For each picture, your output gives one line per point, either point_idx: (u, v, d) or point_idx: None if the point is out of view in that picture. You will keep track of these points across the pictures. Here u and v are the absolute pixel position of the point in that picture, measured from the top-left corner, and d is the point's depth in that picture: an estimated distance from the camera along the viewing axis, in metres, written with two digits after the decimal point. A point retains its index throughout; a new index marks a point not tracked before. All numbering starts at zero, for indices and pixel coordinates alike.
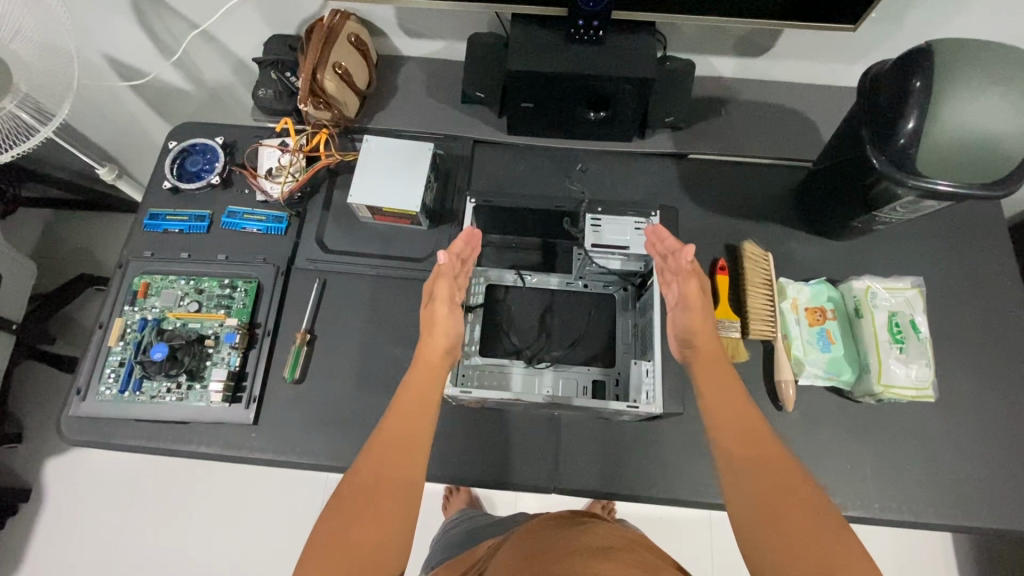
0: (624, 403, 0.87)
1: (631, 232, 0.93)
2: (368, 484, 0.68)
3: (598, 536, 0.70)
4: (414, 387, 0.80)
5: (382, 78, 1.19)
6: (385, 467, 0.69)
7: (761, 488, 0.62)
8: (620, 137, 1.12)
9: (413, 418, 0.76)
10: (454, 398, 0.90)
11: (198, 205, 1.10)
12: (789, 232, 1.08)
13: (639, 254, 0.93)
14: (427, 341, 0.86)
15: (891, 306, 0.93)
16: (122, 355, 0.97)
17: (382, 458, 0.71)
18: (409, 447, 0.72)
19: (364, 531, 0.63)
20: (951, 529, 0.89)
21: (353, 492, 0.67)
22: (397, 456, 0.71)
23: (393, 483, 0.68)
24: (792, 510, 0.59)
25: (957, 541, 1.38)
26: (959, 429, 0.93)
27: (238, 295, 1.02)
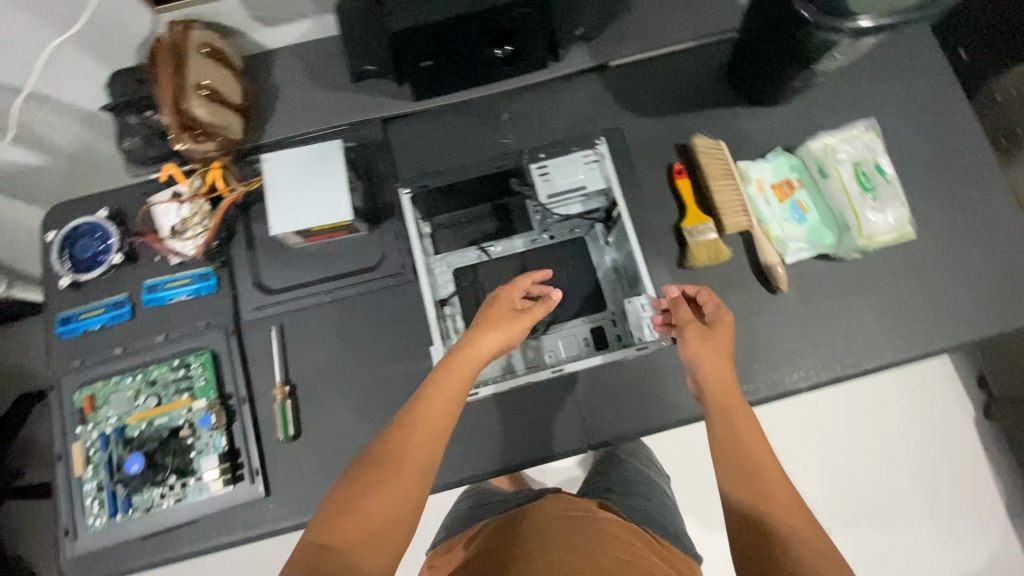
0: (634, 347, 0.87)
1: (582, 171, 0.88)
2: (384, 456, 0.65)
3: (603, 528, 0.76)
4: (450, 376, 0.72)
5: (255, 82, 1.04)
6: (409, 451, 0.65)
7: (765, 477, 0.63)
8: (535, 66, 1.02)
9: (446, 400, 0.70)
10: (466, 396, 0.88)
11: (109, 291, 0.97)
12: (734, 112, 1.02)
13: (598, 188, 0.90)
14: (482, 338, 0.75)
15: (854, 157, 0.91)
16: (97, 480, 0.88)
17: (403, 440, 0.66)
18: (434, 433, 0.67)
19: (371, 515, 0.61)
20: (958, 348, 0.93)
21: (373, 466, 0.64)
22: (423, 437, 0.67)
23: (411, 466, 0.64)
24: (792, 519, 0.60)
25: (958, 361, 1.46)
26: (943, 253, 0.94)
27: (195, 372, 0.92)
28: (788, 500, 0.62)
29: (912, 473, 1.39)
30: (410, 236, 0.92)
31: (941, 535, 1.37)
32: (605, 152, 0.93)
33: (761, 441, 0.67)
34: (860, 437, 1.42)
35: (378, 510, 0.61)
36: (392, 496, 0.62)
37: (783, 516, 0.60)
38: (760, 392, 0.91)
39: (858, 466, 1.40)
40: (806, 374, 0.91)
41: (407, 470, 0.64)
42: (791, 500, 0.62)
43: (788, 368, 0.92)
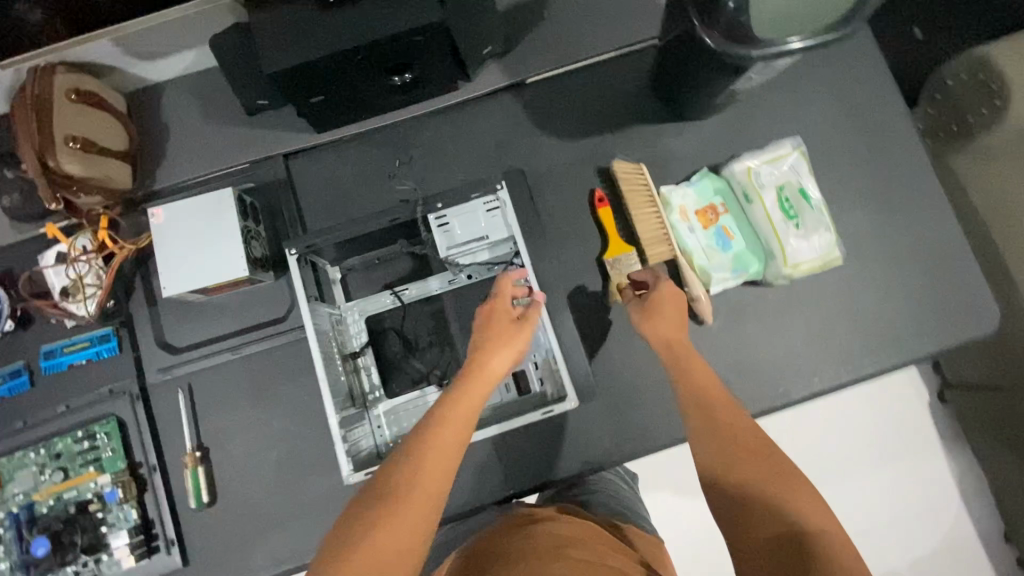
0: (539, 409, 0.81)
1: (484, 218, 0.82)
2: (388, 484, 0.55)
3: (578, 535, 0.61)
4: (473, 391, 0.64)
5: (144, 123, 0.96)
6: (422, 470, 0.55)
7: (746, 444, 0.58)
8: (443, 88, 0.95)
9: (457, 424, 0.60)
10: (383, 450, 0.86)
11: (6, 359, 0.92)
12: (658, 129, 0.96)
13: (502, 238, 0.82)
14: (493, 351, 0.68)
15: (777, 181, 0.86)
16: (6, 561, 0.84)
17: (417, 463, 0.56)
18: (449, 451, 0.58)
19: (393, 547, 0.50)
20: (889, 370, 0.91)
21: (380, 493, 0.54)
22: (437, 468, 0.55)
23: (424, 491, 0.54)
24: (777, 481, 0.54)
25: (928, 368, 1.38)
26: (872, 272, 0.91)
27: (101, 441, 0.87)
28: (761, 456, 0.57)
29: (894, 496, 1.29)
30: (298, 297, 0.82)
31: (918, 552, 1.28)
32: (507, 198, 0.82)
33: (737, 414, 0.63)
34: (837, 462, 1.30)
35: (394, 541, 0.50)
36: (406, 527, 0.51)
37: (749, 495, 0.54)
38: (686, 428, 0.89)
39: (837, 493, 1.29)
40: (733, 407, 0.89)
41: (418, 494, 0.54)
42: (767, 459, 0.56)
43: None
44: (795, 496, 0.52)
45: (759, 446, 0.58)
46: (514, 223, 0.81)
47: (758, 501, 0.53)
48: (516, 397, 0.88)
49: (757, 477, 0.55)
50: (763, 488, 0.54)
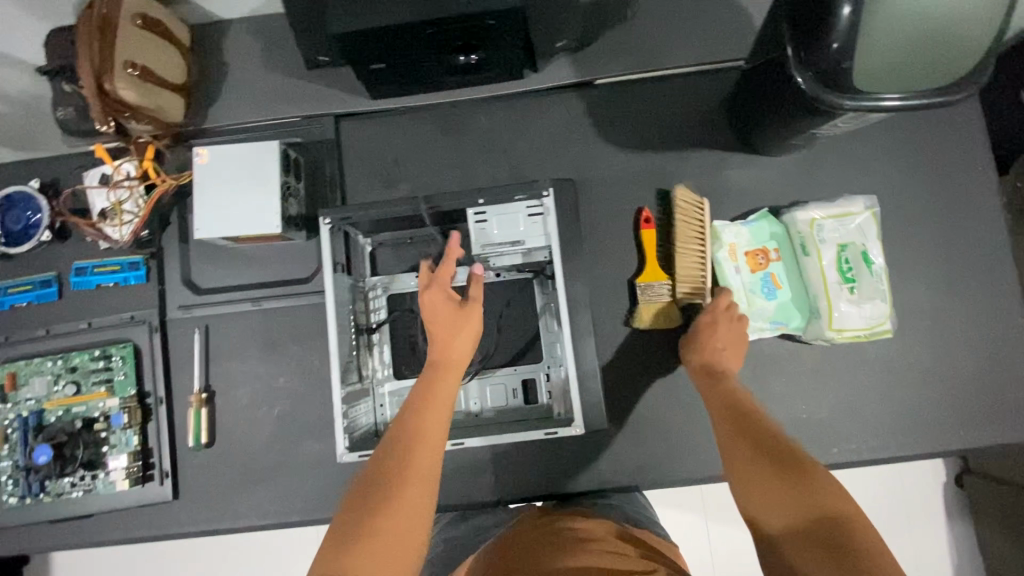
0: (542, 430, 0.76)
1: (524, 222, 0.79)
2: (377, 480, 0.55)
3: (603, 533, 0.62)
4: (440, 384, 0.66)
5: (205, 57, 0.95)
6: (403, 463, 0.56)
7: (761, 446, 0.54)
8: (508, 76, 0.91)
9: (438, 405, 0.63)
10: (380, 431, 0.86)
11: (39, 267, 0.94)
12: (723, 157, 0.91)
13: (539, 246, 0.79)
14: (449, 342, 0.70)
15: (841, 238, 0.81)
16: (11, 460, 0.88)
17: (404, 455, 0.57)
18: (432, 441, 0.59)
19: (397, 539, 0.51)
20: (915, 455, 0.85)
21: (368, 500, 0.53)
22: (426, 449, 0.58)
23: (419, 468, 0.56)
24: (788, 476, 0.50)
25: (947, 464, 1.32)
26: (918, 350, 0.86)
27: (116, 364, 0.90)
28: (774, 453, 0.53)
29: None
30: (323, 266, 0.82)
31: None
32: (551, 205, 0.77)
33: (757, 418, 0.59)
34: None
35: (397, 531, 0.51)
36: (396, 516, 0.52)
37: (760, 501, 0.49)
38: (687, 471, 0.86)
39: None
40: None
41: (406, 486, 0.54)
42: (783, 454, 0.52)
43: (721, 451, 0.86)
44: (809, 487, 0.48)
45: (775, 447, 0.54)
46: (553, 233, 0.77)
47: (781, 500, 0.48)
48: (521, 405, 0.86)
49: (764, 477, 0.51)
50: (778, 488, 0.49)
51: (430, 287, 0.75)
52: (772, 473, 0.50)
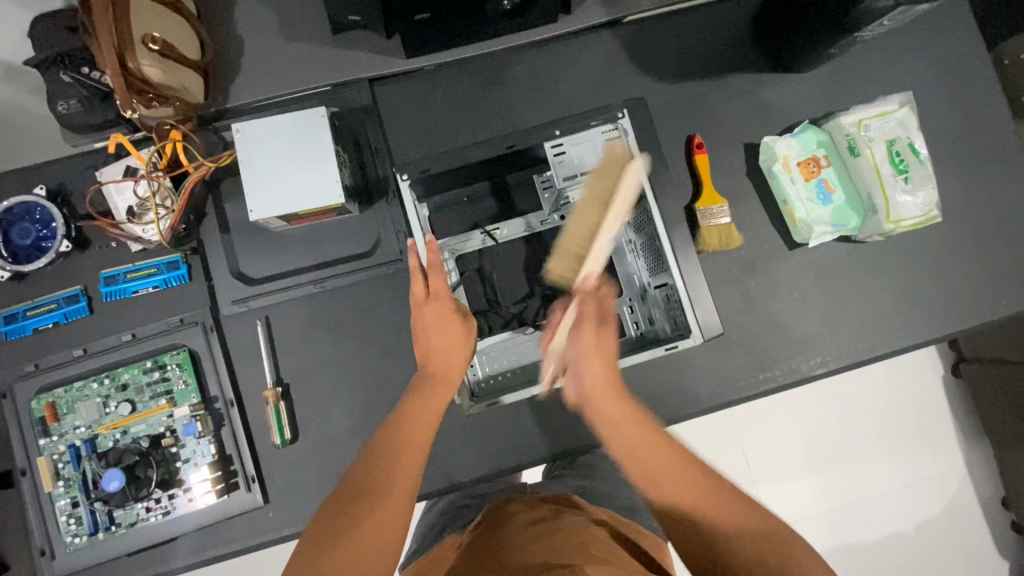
0: (662, 346, 0.82)
1: (604, 148, 0.85)
2: (360, 490, 0.57)
3: (556, 522, 0.62)
4: (434, 396, 0.69)
5: (214, 33, 0.88)
6: (396, 474, 0.59)
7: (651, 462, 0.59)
8: (543, 20, 0.90)
9: (420, 426, 0.64)
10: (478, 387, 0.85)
11: (60, 283, 0.85)
12: (758, 78, 0.94)
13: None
14: (448, 350, 0.73)
15: (887, 135, 0.87)
16: (71, 495, 0.80)
17: (389, 463, 0.59)
18: (414, 454, 0.61)
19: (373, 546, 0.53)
20: (973, 330, 0.91)
21: (349, 497, 0.56)
22: (407, 463, 0.60)
23: (399, 486, 0.58)
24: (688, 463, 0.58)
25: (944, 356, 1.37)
26: (963, 232, 0.91)
27: (172, 373, 0.82)
28: (648, 436, 0.61)
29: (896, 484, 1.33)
30: (416, 232, 0.83)
31: (923, 531, 1.33)
32: (627, 126, 0.85)
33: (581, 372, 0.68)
34: (848, 447, 1.34)
35: (372, 540, 0.53)
36: (376, 529, 0.54)
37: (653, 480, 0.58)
38: (777, 380, 0.88)
39: (852, 480, 1.33)
40: (823, 360, 0.89)
41: (392, 494, 0.57)
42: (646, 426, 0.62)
43: (806, 355, 0.89)
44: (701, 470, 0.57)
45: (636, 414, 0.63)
46: (634, 152, 0.83)
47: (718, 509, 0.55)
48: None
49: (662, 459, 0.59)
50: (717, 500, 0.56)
51: (431, 301, 0.75)
52: (663, 459, 0.58)
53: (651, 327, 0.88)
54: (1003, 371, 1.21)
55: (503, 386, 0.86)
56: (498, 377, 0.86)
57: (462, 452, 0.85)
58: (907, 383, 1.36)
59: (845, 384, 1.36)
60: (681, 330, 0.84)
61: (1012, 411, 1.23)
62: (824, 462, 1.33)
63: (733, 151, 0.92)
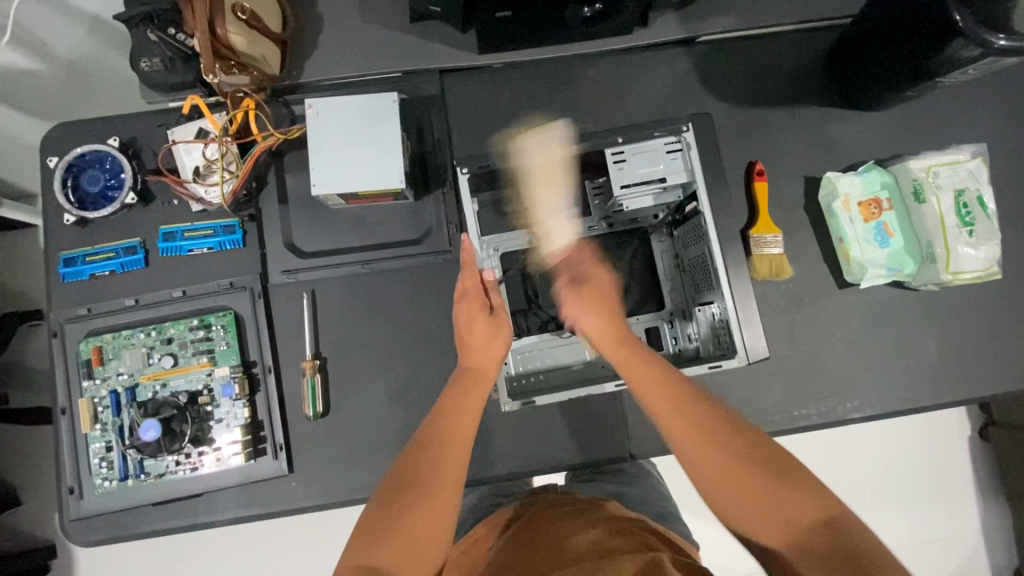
0: (706, 364, 0.81)
1: (664, 160, 0.83)
2: (406, 480, 0.60)
3: (592, 513, 0.65)
4: (473, 391, 0.70)
5: (295, 8, 0.90)
6: (439, 468, 0.61)
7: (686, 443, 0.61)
8: (617, 31, 0.91)
9: (463, 415, 0.66)
10: (513, 386, 0.85)
11: (120, 233, 0.88)
12: (826, 113, 0.93)
13: (678, 183, 0.83)
14: (484, 348, 0.73)
15: (955, 185, 0.85)
16: (105, 440, 0.82)
17: (435, 455, 0.62)
18: (459, 445, 0.64)
19: (423, 534, 0.57)
20: (1018, 393, 0.89)
21: (399, 488, 0.60)
22: (452, 454, 0.63)
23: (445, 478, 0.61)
24: (728, 440, 0.60)
25: (975, 418, 1.33)
26: (1020, 292, 0.89)
27: (216, 334, 0.84)
28: (690, 420, 0.62)
29: (911, 539, 1.30)
30: (471, 231, 0.83)
31: None
32: (691, 141, 0.83)
33: (625, 357, 0.70)
34: (866, 496, 1.31)
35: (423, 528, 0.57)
36: (432, 515, 0.58)
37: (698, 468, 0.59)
38: (813, 418, 0.87)
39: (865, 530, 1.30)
40: (861, 404, 0.87)
41: (438, 486, 0.60)
42: (686, 405, 0.63)
43: (844, 397, 0.87)
44: (739, 443, 0.59)
45: (671, 394, 0.65)
46: (696, 167, 0.82)
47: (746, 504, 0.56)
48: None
49: (707, 442, 0.60)
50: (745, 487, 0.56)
51: (461, 301, 0.76)
52: (709, 448, 0.59)
53: (688, 343, 0.88)
54: None
55: (534, 388, 0.85)
56: (532, 377, 0.86)
57: (487, 448, 0.85)
58: (934, 439, 1.32)
59: (870, 432, 1.33)
60: (725, 349, 0.83)
61: None
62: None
63: (794, 183, 0.91)
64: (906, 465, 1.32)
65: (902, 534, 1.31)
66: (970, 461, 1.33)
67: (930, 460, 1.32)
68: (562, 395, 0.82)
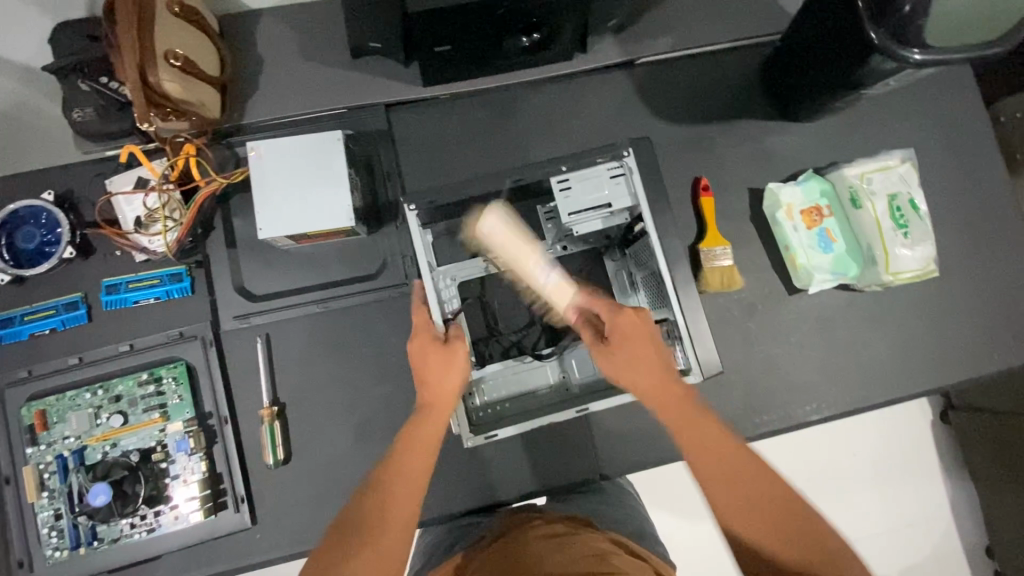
0: None
1: (607, 185, 0.82)
2: (360, 519, 0.58)
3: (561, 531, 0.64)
4: (427, 427, 0.67)
5: (234, 50, 0.89)
6: (390, 504, 0.60)
7: (727, 478, 0.56)
8: (559, 57, 0.92)
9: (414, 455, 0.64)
10: (479, 419, 0.83)
11: (60, 290, 0.84)
12: (765, 125, 0.96)
13: (624, 207, 0.83)
14: (438, 380, 0.70)
15: (889, 189, 0.89)
16: (54, 507, 0.79)
17: (386, 493, 0.61)
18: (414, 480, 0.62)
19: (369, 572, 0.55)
20: (962, 384, 0.93)
21: (355, 525, 0.58)
22: (404, 493, 0.61)
23: (396, 516, 0.59)
24: (758, 492, 0.55)
25: (934, 405, 1.38)
26: (957, 286, 0.93)
27: (167, 387, 0.81)
28: (734, 479, 0.56)
29: (885, 528, 1.34)
30: (422, 269, 0.79)
31: None
32: (633, 164, 0.82)
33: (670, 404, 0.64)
34: (838, 489, 1.34)
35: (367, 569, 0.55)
36: (381, 562, 0.56)
37: (740, 534, 0.54)
38: (775, 423, 0.89)
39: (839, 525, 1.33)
40: (819, 406, 0.90)
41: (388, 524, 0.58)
42: (728, 457, 0.58)
43: (803, 400, 0.90)
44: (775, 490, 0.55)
45: (718, 449, 0.59)
46: (638, 190, 0.81)
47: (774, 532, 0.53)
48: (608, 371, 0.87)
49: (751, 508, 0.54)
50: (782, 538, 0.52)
51: (416, 334, 0.73)
52: (749, 509, 0.54)
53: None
54: (995, 422, 1.22)
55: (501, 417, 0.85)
56: (495, 408, 0.85)
57: (457, 480, 0.85)
58: (896, 428, 1.37)
59: (837, 424, 1.36)
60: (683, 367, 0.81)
61: (999, 463, 1.24)
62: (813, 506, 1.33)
63: (739, 195, 0.94)
64: (873, 455, 1.36)
65: (874, 524, 1.34)
66: (932, 446, 1.37)
67: (895, 448, 1.36)
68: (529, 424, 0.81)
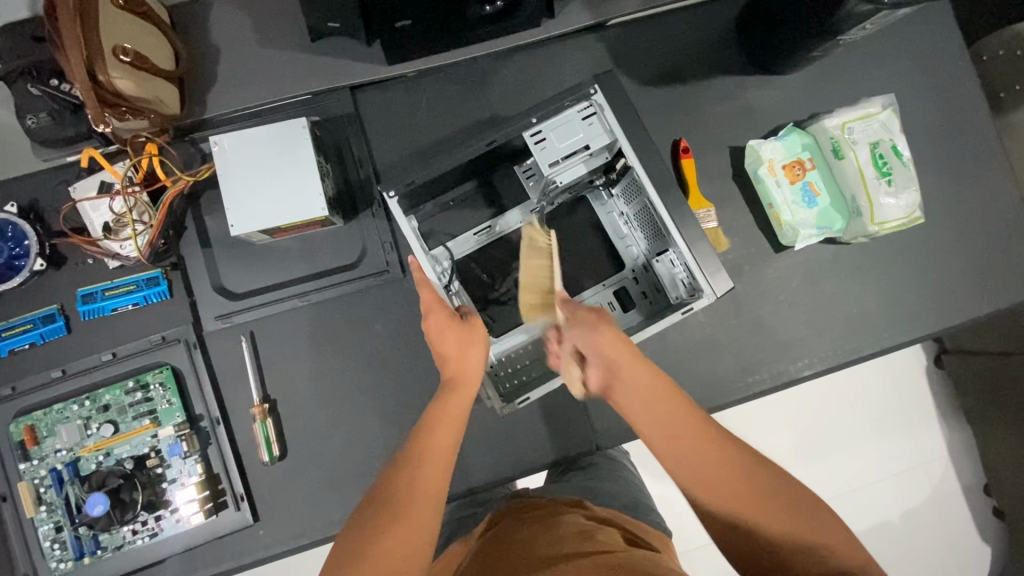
0: (678, 310, 0.78)
1: (581, 127, 0.80)
2: (386, 499, 0.55)
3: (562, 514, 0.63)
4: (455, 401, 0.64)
5: (187, 42, 0.86)
6: (421, 481, 0.56)
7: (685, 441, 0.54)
8: (525, 25, 0.88)
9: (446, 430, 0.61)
10: (504, 390, 0.83)
11: (35, 303, 0.83)
12: (742, 81, 0.93)
13: (603, 145, 0.80)
14: (462, 355, 0.69)
15: (870, 138, 0.88)
16: (54, 520, 0.79)
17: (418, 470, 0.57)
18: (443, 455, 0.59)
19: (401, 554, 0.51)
20: (951, 330, 0.93)
21: (379, 502, 0.55)
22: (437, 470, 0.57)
23: (428, 493, 0.56)
24: (721, 450, 0.53)
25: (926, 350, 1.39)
26: (943, 231, 0.93)
27: (155, 393, 0.80)
28: (692, 441, 0.54)
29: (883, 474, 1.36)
30: (416, 251, 0.78)
31: (906, 521, 1.36)
32: (603, 101, 0.79)
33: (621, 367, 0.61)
34: (835, 440, 1.36)
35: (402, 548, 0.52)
36: (410, 534, 0.53)
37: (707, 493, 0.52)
38: (766, 382, 0.89)
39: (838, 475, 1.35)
40: (810, 361, 0.90)
41: (421, 503, 0.55)
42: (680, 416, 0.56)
43: (794, 357, 0.90)
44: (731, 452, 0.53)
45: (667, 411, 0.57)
46: (615, 126, 0.78)
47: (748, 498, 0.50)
48: (622, 315, 0.88)
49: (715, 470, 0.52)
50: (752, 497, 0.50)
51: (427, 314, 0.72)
52: (710, 467, 0.52)
53: (660, 295, 0.86)
54: (986, 363, 1.23)
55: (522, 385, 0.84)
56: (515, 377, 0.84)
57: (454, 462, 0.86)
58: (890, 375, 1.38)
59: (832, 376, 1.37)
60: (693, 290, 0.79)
61: (991, 404, 1.26)
62: (811, 457, 1.35)
63: (719, 155, 0.92)
64: (868, 404, 1.37)
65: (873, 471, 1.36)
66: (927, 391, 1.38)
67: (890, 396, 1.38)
68: (551, 383, 0.79)
